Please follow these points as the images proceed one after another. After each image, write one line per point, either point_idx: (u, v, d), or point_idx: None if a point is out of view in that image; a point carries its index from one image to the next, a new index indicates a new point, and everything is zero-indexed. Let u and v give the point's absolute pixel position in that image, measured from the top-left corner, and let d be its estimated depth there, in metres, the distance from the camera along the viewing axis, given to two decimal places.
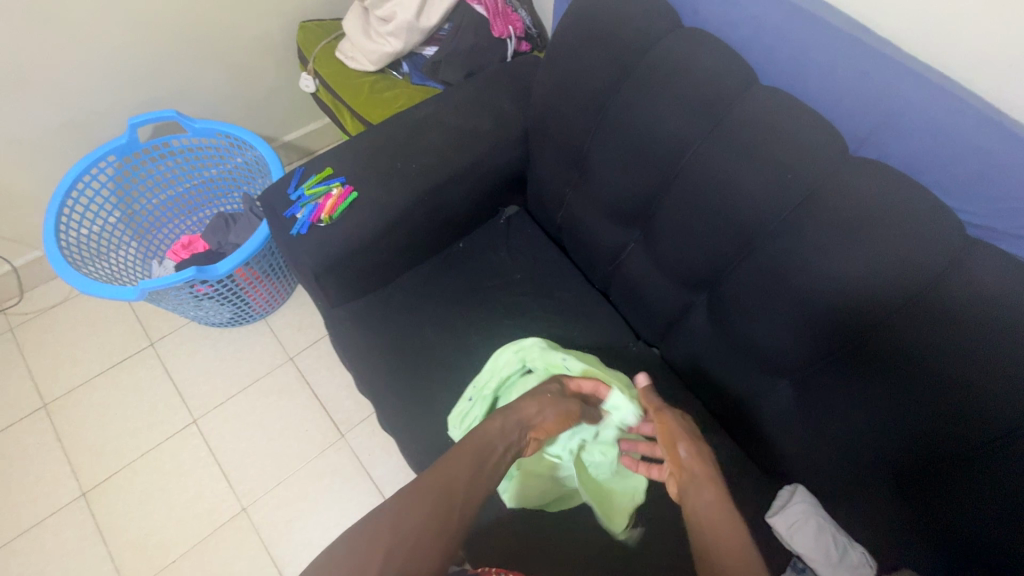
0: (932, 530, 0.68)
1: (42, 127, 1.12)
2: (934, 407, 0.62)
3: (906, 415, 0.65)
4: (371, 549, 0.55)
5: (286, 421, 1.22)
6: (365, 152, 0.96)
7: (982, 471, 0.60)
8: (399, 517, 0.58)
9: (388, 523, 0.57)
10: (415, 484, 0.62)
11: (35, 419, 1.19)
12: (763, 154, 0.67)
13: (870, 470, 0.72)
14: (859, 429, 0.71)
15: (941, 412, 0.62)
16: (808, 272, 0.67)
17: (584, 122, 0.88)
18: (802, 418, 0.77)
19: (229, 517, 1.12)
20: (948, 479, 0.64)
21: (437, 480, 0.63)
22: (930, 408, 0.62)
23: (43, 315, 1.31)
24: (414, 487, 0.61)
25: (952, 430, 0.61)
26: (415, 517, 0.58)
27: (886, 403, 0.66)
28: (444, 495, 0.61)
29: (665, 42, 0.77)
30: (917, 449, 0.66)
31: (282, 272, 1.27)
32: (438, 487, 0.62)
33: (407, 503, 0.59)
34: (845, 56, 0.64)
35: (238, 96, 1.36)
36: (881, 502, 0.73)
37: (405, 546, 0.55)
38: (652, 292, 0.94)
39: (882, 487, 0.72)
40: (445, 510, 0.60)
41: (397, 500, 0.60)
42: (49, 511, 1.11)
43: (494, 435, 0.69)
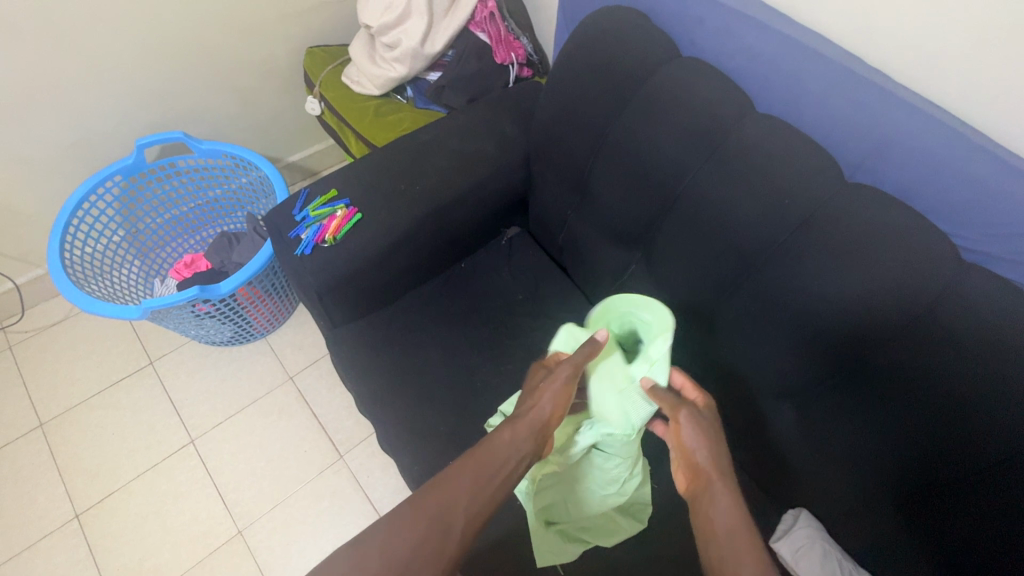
0: (940, 552, 0.66)
1: (51, 146, 1.14)
2: (936, 427, 0.62)
3: (909, 434, 0.64)
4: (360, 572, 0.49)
5: (284, 442, 1.21)
6: (370, 174, 0.97)
7: (987, 491, 0.60)
8: (389, 542, 0.51)
9: (376, 549, 0.51)
10: (414, 499, 0.55)
11: (32, 440, 1.18)
12: (761, 179, 0.69)
13: (875, 491, 0.71)
14: (861, 448, 0.70)
15: (944, 431, 0.61)
16: (807, 294, 0.68)
17: (584, 146, 0.90)
18: (803, 437, 0.77)
19: (225, 541, 1.10)
20: (953, 499, 0.64)
21: (437, 500, 0.55)
22: (933, 427, 0.62)
23: (43, 334, 1.31)
24: (413, 503, 0.54)
25: (956, 450, 0.61)
26: (405, 543, 0.52)
27: (888, 420, 0.66)
28: (438, 522, 0.53)
29: (664, 70, 0.79)
30: (920, 470, 0.65)
31: (283, 291, 1.28)
32: (435, 509, 0.54)
33: (398, 525, 0.53)
34: (839, 86, 0.66)
35: (244, 118, 1.39)
36: (886, 524, 0.72)
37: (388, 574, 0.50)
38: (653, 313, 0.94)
39: (888, 508, 0.71)
40: (441, 533, 0.53)
41: (389, 519, 0.53)
42: (41, 534, 1.09)
43: (501, 449, 0.60)
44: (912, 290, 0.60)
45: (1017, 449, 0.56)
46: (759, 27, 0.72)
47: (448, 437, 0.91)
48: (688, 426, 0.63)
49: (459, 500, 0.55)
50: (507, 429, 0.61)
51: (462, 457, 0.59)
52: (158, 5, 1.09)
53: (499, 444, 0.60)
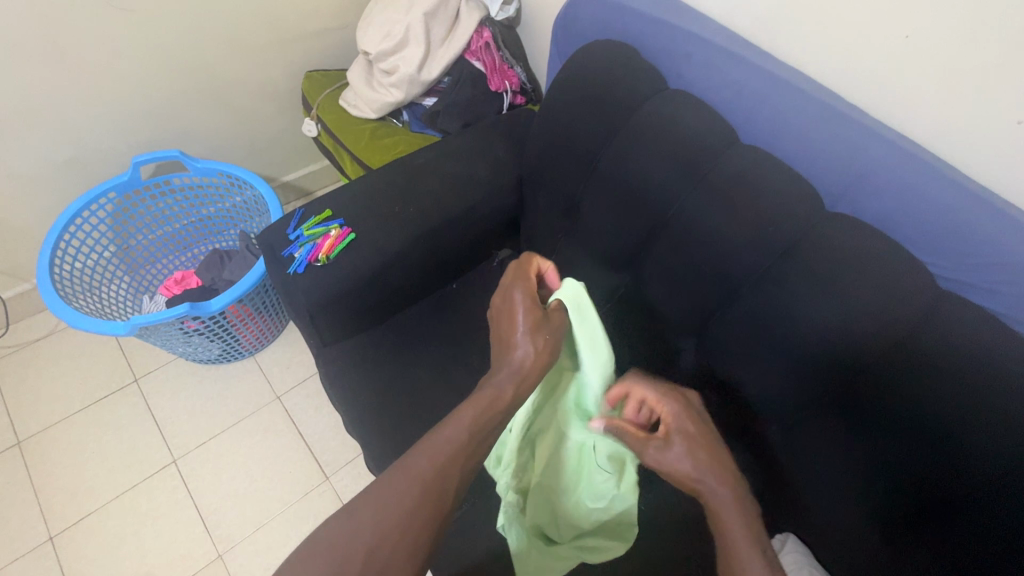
0: None
1: (47, 161, 1.14)
2: (912, 449, 0.63)
3: (889, 456, 0.65)
4: (355, 545, 0.52)
5: (270, 462, 1.20)
6: (365, 195, 0.99)
7: (970, 521, 0.60)
8: (383, 510, 0.54)
9: (371, 519, 0.53)
10: (406, 463, 0.57)
11: (8, 458, 1.15)
12: (745, 207, 0.71)
13: (863, 517, 0.71)
14: (851, 473, 0.70)
15: (922, 451, 0.62)
16: (792, 320, 0.69)
17: (575, 172, 0.93)
18: (793, 460, 0.77)
19: (204, 565, 1.08)
20: (932, 522, 0.64)
21: (429, 466, 0.57)
22: (912, 449, 0.63)
23: (26, 349, 1.29)
24: (405, 470, 0.56)
25: (945, 474, 0.61)
26: (399, 511, 0.54)
27: (880, 445, 0.66)
28: (433, 481, 0.57)
29: (652, 101, 0.82)
30: (898, 492, 0.66)
31: (274, 309, 1.28)
32: (427, 472, 0.57)
33: (393, 489, 0.55)
34: (818, 120, 0.69)
35: (242, 137, 1.40)
36: (875, 553, 0.71)
37: (385, 539, 0.52)
38: (643, 335, 0.95)
39: (876, 536, 0.71)
40: (435, 497, 0.56)
41: (382, 484, 0.56)
42: (12, 557, 1.05)
43: (494, 400, 0.63)
44: (883, 313, 0.62)
45: (996, 477, 0.57)
46: (741, 64, 0.76)
47: None
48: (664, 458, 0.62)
49: (449, 467, 0.58)
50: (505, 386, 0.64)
51: (454, 417, 0.61)
52: (162, 27, 1.12)
53: (498, 397, 0.63)
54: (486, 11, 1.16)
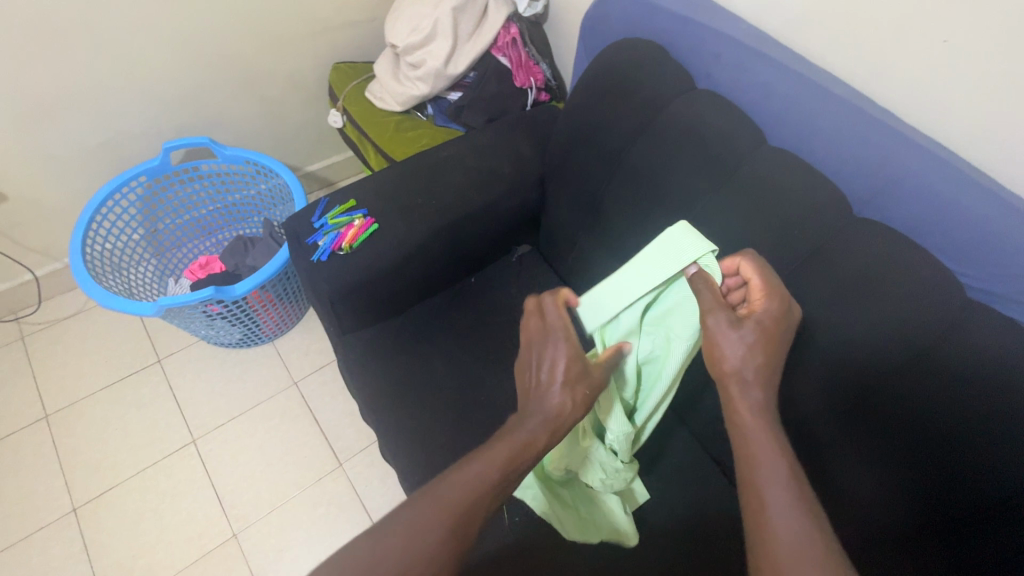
0: None
1: (82, 143, 1.17)
2: (943, 457, 0.61)
3: (918, 465, 0.63)
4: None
5: (286, 445, 1.22)
6: (389, 186, 1.00)
7: (995, 540, 0.58)
8: (409, 543, 0.51)
9: (396, 548, 0.51)
10: (436, 493, 0.54)
11: (36, 430, 1.19)
12: (771, 210, 0.71)
13: (882, 532, 0.69)
14: (872, 485, 0.69)
15: (952, 460, 0.60)
16: (813, 325, 0.69)
17: (598, 169, 0.93)
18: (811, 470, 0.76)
19: (219, 543, 1.10)
20: (961, 536, 0.61)
21: (458, 499, 0.54)
22: (943, 457, 0.61)
23: (56, 326, 1.32)
24: (432, 503, 0.53)
25: (970, 489, 0.60)
26: (424, 544, 0.51)
27: (903, 458, 0.65)
28: (462, 517, 0.53)
29: (679, 101, 0.82)
30: (930, 502, 0.63)
31: (294, 296, 1.30)
32: (456, 504, 0.54)
33: (420, 520, 0.52)
34: (849, 123, 0.68)
35: (268, 127, 1.43)
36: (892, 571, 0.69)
37: (410, 573, 0.50)
38: None
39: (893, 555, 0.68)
40: (461, 532, 0.53)
41: (410, 512, 0.53)
42: (37, 527, 1.09)
43: (523, 434, 0.58)
44: (907, 321, 0.61)
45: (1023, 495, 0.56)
46: (772, 65, 0.75)
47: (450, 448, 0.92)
48: (720, 339, 0.57)
49: (479, 503, 0.55)
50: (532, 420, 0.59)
51: (485, 447, 0.57)
52: (197, 16, 1.14)
53: (528, 439, 0.58)
54: (514, 7, 1.16)
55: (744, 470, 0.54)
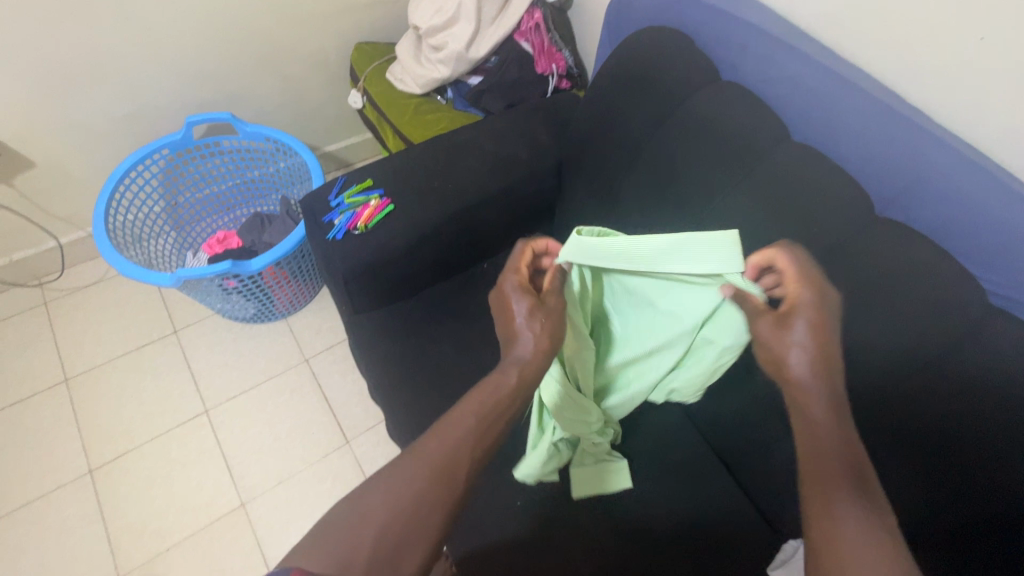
0: None
1: (108, 114, 1.19)
2: (976, 472, 0.57)
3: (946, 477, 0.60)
4: (365, 528, 0.50)
5: (295, 421, 1.24)
6: (406, 168, 1.00)
7: (992, 555, 0.57)
8: (393, 495, 0.52)
9: (381, 501, 0.52)
10: (419, 445, 0.56)
11: (55, 393, 1.22)
12: (792, 206, 0.70)
13: None
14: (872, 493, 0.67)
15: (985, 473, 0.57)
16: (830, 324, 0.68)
17: (616, 159, 0.92)
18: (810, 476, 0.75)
19: (227, 512, 1.13)
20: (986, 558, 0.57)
21: (440, 448, 0.55)
22: (977, 472, 0.58)
23: (77, 293, 1.35)
24: (417, 455, 0.55)
25: (972, 502, 0.58)
26: (409, 491, 0.52)
27: (906, 466, 0.63)
28: (444, 463, 0.54)
29: (702, 92, 0.81)
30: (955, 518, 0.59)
31: (308, 275, 1.31)
32: (437, 451, 0.55)
33: (404, 469, 0.54)
34: (877, 120, 0.67)
35: (289, 105, 1.44)
36: None
37: (396, 522, 0.51)
38: None
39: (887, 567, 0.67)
40: (445, 479, 0.54)
41: (395, 465, 0.54)
42: (54, 486, 1.12)
43: (501, 387, 0.59)
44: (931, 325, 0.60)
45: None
46: (800, 58, 0.73)
47: None
48: (769, 338, 0.57)
49: (461, 449, 0.55)
50: (509, 372, 0.60)
51: (463, 401, 0.58)
52: None
53: (503, 384, 0.59)
54: None
55: (809, 467, 0.53)
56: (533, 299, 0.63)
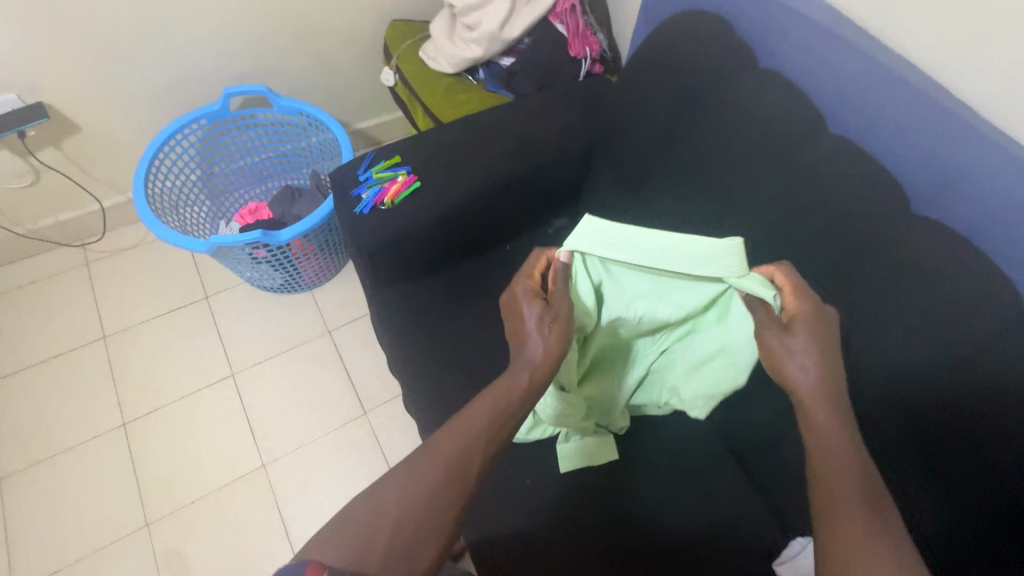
0: None
1: (151, 83, 1.23)
2: (994, 484, 0.57)
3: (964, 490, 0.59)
4: (378, 524, 0.53)
5: (316, 389, 1.28)
6: (434, 146, 1.01)
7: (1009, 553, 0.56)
8: (407, 492, 0.56)
9: (396, 497, 0.55)
10: (431, 444, 0.59)
11: (94, 349, 1.28)
12: (824, 200, 0.68)
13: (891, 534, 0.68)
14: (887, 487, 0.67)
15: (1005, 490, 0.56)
16: (851, 322, 0.67)
17: (645, 145, 0.91)
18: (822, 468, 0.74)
19: (249, 472, 1.18)
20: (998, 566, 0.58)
21: (451, 446, 0.59)
22: (997, 475, 0.56)
23: (116, 256, 1.41)
24: (427, 455, 0.58)
25: (990, 503, 0.57)
26: (422, 487, 0.56)
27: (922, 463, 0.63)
28: (455, 462, 0.58)
29: (737, 80, 0.79)
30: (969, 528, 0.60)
31: (334, 249, 1.34)
32: (450, 451, 0.58)
33: (418, 467, 0.57)
34: (918, 112, 0.64)
35: (323, 81, 1.46)
36: None
37: (411, 518, 0.54)
38: None
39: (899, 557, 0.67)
40: (456, 476, 0.57)
41: (409, 463, 0.58)
42: (90, 435, 1.19)
43: (509, 391, 0.63)
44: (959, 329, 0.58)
45: None
46: (843, 46, 0.71)
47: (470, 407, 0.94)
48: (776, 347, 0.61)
49: (471, 447, 0.59)
50: (519, 376, 0.63)
51: (473, 404, 0.62)
52: None
53: (514, 386, 0.63)
54: None
55: (819, 469, 0.57)
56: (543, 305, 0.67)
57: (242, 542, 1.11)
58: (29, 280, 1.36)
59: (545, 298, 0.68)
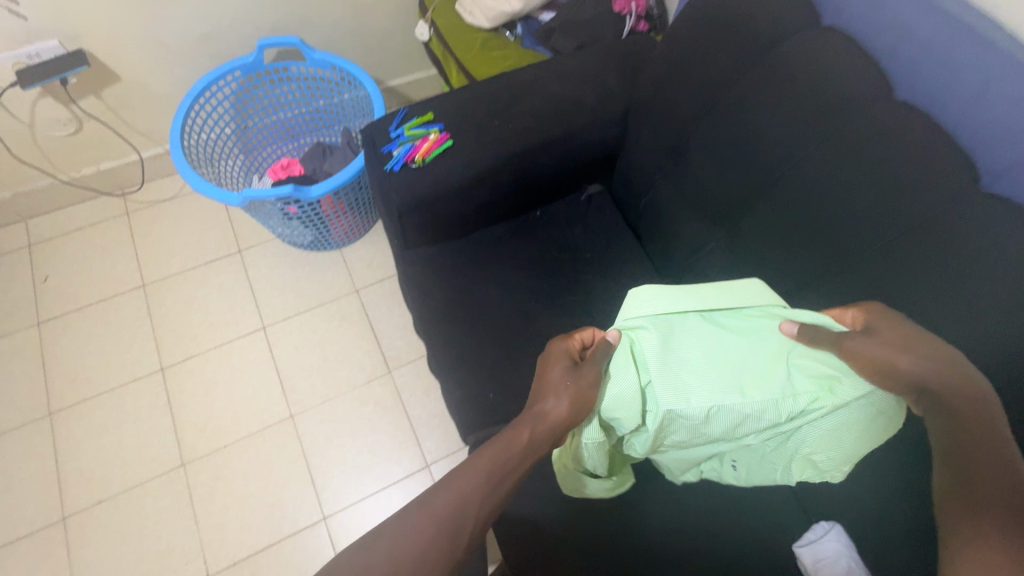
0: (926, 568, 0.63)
1: (187, 33, 1.22)
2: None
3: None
4: None
5: (343, 346, 1.30)
6: (468, 105, 0.98)
7: None
8: (397, 548, 0.45)
9: (383, 560, 0.44)
10: (426, 497, 0.49)
11: (135, 295, 1.33)
12: (885, 174, 0.64)
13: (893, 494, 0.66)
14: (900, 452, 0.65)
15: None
16: (899, 298, 0.63)
17: (691, 109, 0.86)
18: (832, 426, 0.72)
19: (278, 421, 1.22)
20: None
21: (449, 500, 0.49)
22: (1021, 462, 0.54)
23: (155, 207, 1.44)
24: (421, 509, 0.48)
25: None
26: (415, 548, 0.46)
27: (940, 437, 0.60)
28: (455, 519, 0.48)
29: (797, 38, 0.73)
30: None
31: (364, 208, 1.34)
32: (449, 505, 0.49)
33: (413, 520, 0.47)
34: (1003, 78, 0.58)
35: (357, 34, 1.42)
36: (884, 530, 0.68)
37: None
38: None
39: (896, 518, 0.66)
40: (455, 535, 0.48)
41: (402, 517, 0.47)
42: (131, 377, 1.24)
43: (515, 446, 0.55)
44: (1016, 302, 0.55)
45: None
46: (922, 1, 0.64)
47: (493, 371, 0.95)
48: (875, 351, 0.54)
49: (472, 502, 0.50)
50: (524, 428, 0.56)
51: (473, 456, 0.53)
52: None
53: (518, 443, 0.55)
54: None
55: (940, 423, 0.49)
56: (567, 365, 0.62)
57: (270, 487, 1.16)
58: (73, 227, 1.40)
59: (575, 362, 0.63)
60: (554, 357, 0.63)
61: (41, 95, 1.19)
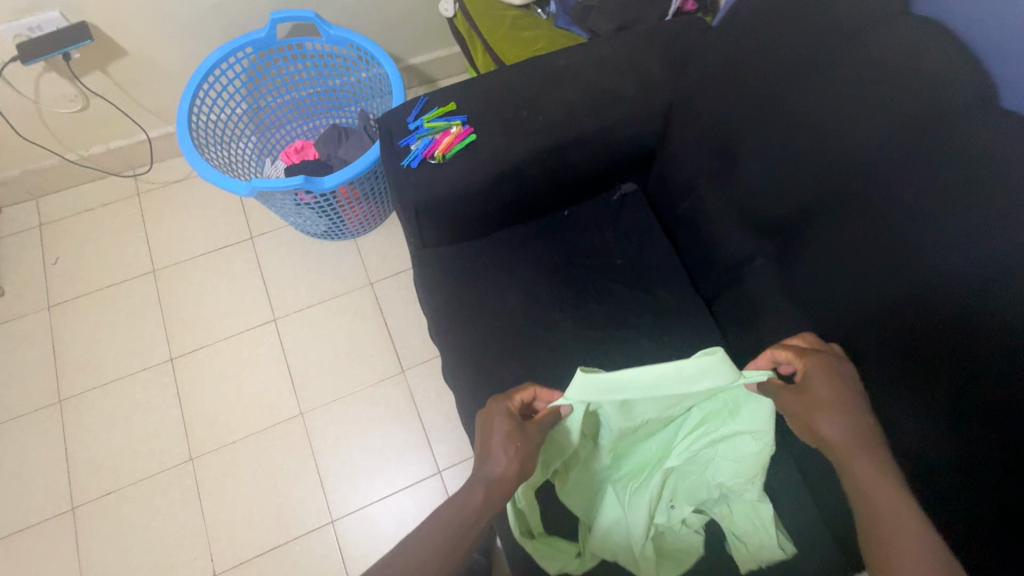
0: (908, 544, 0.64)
1: (194, 5, 1.13)
2: None
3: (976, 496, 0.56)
4: None
5: (355, 343, 1.25)
6: (493, 94, 0.89)
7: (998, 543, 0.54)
8: None
9: None
10: (383, 562, 0.51)
11: (145, 281, 1.30)
12: (989, 206, 0.53)
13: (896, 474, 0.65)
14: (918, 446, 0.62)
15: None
16: (980, 327, 0.55)
17: (747, 108, 0.74)
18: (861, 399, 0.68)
19: (287, 418, 1.19)
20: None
21: (405, 563, 0.51)
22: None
23: (166, 188, 1.39)
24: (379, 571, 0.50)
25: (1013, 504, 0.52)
26: None
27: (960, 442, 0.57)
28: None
29: (884, 31, 0.62)
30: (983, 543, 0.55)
31: (380, 198, 1.27)
32: (407, 565, 0.50)
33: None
34: None
35: (376, 7, 1.32)
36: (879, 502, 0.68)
37: None
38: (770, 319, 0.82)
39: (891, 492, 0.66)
40: None
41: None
42: (140, 367, 1.22)
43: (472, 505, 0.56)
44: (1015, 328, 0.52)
45: None
46: None
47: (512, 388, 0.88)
48: (827, 397, 0.59)
49: (428, 562, 0.51)
50: (474, 491, 0.57)
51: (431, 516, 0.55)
52: None
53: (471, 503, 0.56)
54: None
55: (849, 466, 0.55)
56: (511, 425, 0.63)
57: (277, 487, 1.14)
58: (84, 207, 1.36)
59: (519, 422, 0.64)
60: (497, 416, 0.64)
61: (45, 70, 1.12)
